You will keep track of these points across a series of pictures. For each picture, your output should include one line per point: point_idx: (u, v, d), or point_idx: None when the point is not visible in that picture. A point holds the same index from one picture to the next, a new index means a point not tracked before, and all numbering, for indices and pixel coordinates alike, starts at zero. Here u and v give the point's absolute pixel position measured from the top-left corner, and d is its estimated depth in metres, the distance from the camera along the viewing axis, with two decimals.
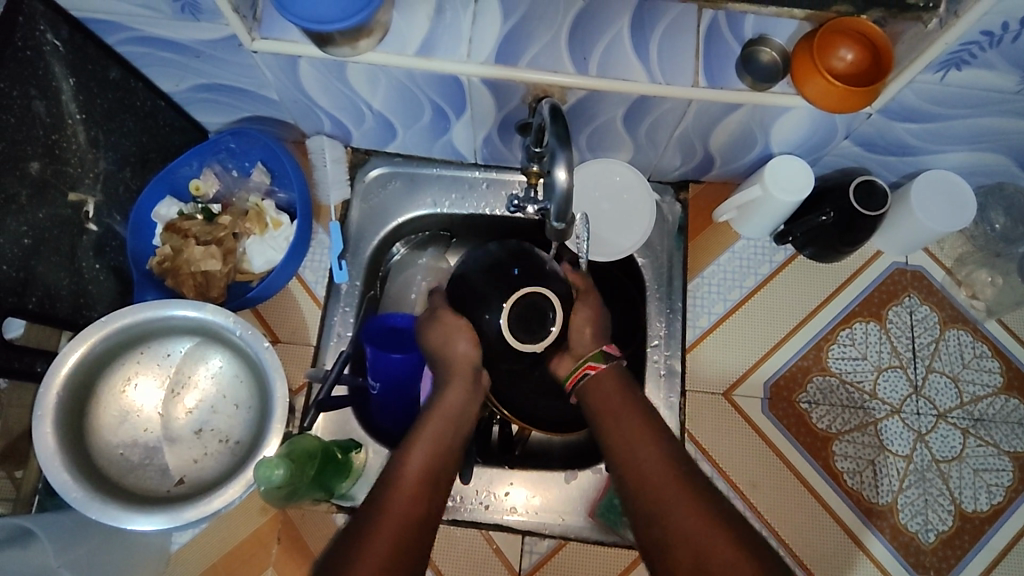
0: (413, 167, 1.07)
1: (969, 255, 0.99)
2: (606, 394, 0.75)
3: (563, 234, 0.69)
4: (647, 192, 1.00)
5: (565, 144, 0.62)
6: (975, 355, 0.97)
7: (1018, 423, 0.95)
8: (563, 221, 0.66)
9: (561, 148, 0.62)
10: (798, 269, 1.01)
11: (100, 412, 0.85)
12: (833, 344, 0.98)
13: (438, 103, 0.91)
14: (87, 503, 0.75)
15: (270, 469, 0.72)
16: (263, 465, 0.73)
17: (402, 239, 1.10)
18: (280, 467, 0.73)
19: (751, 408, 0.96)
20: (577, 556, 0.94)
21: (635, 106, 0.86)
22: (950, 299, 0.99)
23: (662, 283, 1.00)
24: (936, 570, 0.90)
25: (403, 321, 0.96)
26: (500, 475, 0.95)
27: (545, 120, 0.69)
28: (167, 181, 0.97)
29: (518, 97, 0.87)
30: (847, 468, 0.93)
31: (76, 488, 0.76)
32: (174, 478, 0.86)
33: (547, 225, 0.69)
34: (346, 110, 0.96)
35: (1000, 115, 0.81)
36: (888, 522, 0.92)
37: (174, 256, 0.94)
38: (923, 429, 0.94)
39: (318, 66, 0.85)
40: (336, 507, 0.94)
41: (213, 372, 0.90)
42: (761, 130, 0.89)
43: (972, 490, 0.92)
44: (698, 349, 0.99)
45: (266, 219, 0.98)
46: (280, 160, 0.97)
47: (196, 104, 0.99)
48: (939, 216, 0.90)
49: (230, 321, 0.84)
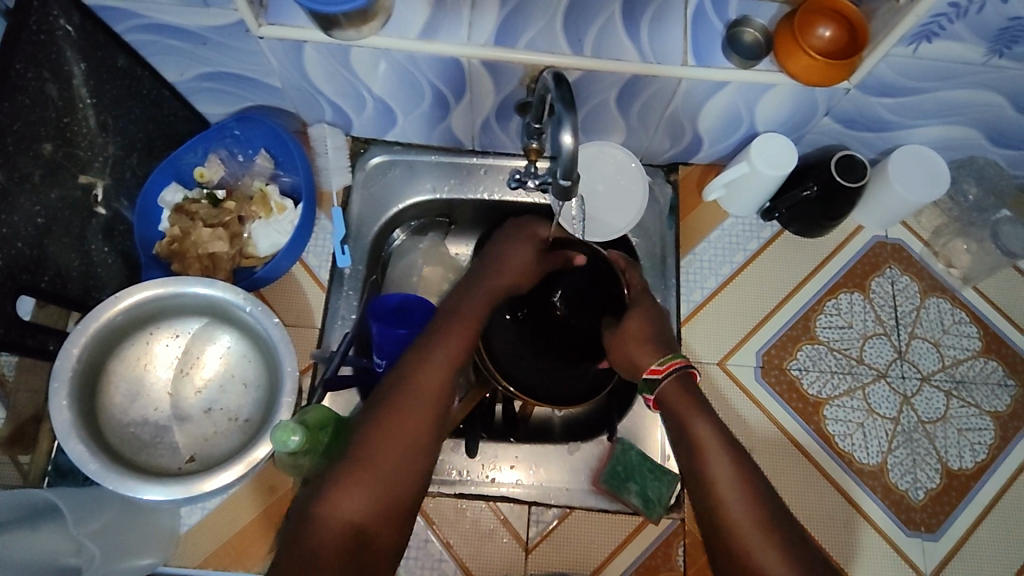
0: (412, 154, 1.11)
1: (945, 227, 1.05)
2: (673, 402, 0.79)
3: (565, 200, 0.72)
4: (639, 173, 1.04)
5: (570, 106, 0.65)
6: (954, 321, 1.02)
7: (998, 383, 0.99)
8: (569, 180, 0.68)
9: (566, 111, 0.66)
10: (784, 245, 1.06)
11: (110, 391, 0.86)
12: (821, 314, 1.02)
13: (438, 88, 0.95)
14: (104, 475, 0.76)
15: (286, 435, 0.74)
16: (279, 430, 0.75)
17: (402, 225, 1.13)
18: (296, 433, 0.75)
19: (745, 377, 1.00)
20: (582, 525, 0.95)
21: (628, 87, 0.90)
22: (928, 269, 1.04)
23: (655, 262, 1.05)
24: (927, 526, 0.94)
25: (409, 300, 0.98)
26: (504, 448, 0.99)
27: (547, 89, 0.72)
28: (172, 167, 0.99)
29: (515, 79, 0.90)
30: (838, 431, 0.97)
31: (92, 460, 0.77)
32: (185, 455, 0.87)
33: (551, 189, 0.71)
34: (347, 97, 1.00)
35: (968, 88, 0.86)
36: (879, 481, 0.95)
37: (183, 237, 0.96)
38: (908, 392, 0.99)
39: (323, 51, 0.88)
40: None
41: (221, 352, 0.92)
42: (747, 109, 0.93)
43: (957, 449, 0.97)
44: (693, 323, 1.02)
45: (270, 203, 1.00)
46: (284, 145, 0.99)
47: (200, 93, 1.01)
48: (916, 188, 0.95)
49: (240, 298, 0.86)
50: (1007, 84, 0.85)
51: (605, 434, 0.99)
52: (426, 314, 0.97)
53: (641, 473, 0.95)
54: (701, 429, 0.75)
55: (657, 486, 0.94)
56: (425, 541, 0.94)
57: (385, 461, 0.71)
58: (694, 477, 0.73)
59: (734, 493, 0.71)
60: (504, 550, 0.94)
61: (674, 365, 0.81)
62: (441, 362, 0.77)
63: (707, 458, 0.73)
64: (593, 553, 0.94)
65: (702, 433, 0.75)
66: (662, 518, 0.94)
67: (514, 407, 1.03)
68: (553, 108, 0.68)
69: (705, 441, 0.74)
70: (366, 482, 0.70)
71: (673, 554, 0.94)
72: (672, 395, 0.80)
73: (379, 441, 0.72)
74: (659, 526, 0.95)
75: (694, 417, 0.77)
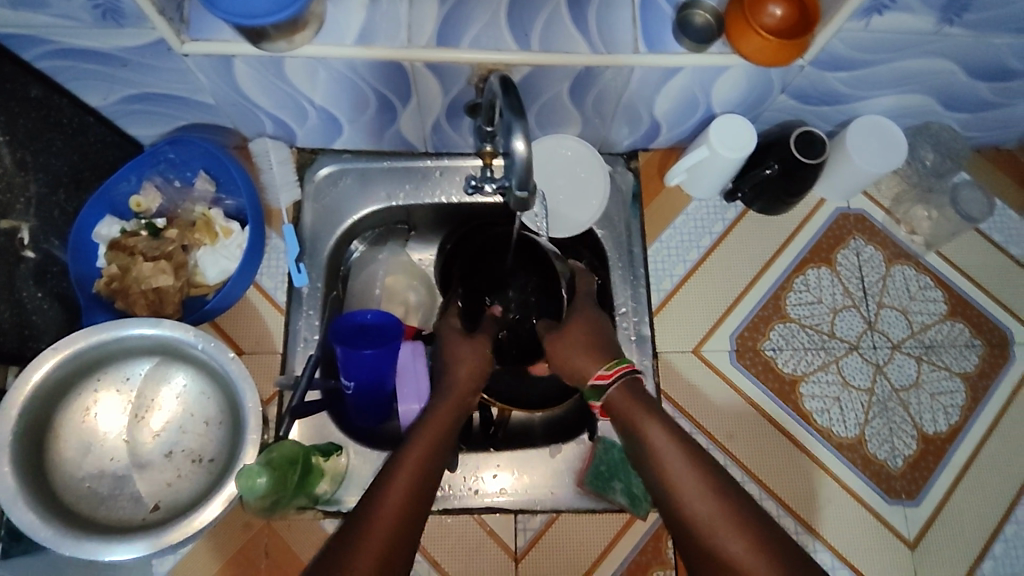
0: (363, 162, 1.06)
1: (905, 194, 1.05)
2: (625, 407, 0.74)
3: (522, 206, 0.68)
4: (598, 162, 1.00)
5: (522, 114, 0.61)
6: (920, 288, 1.02)
7: (965, 345, 1.00)
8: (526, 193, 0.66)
9: (517, 118, 0.62)
10: (749, 225, 1.05)
11: (60, 447, 0.81)
12: (790, 292, 1.02)
13: (382, 93, 0.90)
14: (60, 539, 0.72)
15: (251, 479, 0.70)
16: (241, 476, 0.71)
17: (359, 236, 1.08)
18: (261, 475, 0.71)
19: (719, 362, 0.99)
20: (570, 527, 0.94)
21: (580, 79, 0.86)
22: (892, 237, 1.04)
23: (622, 252, 1.02)
24: (907, 493, 0.94)
25: (370, 317, 0.94)
26: (485, 458, 0.96)
27: (496, 94, 0.68)
28: (105, 199, 0.93)
29: (462, 79, 0.86)
30: (815, 407, 0.97)
31: (45, 526, 0.72)
32: (149, 504, 0.83)
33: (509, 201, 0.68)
34: (287, 109, 0.94)
35: (921, 57, 0.85)
36: (859, 453, 0.95)
37: (123, 274, 0.90)
38: (881, 361, 0.99)
39: (254, 64, 0.82)
40: (322, 513, 0.92)
41: (177, 392, 0.87)
42: (702, 92, 0.91)
43: (931, 413, 0.97)
44: (665, 312, 1.01)
45: (215, 228, 0.95)
46: (224, 167, 0.94)
47: (127, 117, 0.95)
48: (874, 158, 0.95)
49: (190, 335, 0.81)
50: (958, 50, 0.84)
51: (586, 432, 0.97)
52: (392, 330, 0.93)
53: (626, 469, 0.94)
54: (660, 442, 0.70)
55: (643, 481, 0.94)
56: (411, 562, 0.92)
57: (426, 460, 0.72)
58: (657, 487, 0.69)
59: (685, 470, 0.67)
60: (493, 561, 0.93)
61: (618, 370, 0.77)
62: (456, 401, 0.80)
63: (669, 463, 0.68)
64: (585, 555, 0.93)
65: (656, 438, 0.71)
66: (649, 512, 0.94)
67: (491, 413, 1.00)
68: (502, 115, 0.64)
69: (661, 440, 0.70)
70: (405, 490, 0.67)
71: (663, 547, 0.94)
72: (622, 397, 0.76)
73: (409, 461, 0.70)
74: (647, 520, 0.95)
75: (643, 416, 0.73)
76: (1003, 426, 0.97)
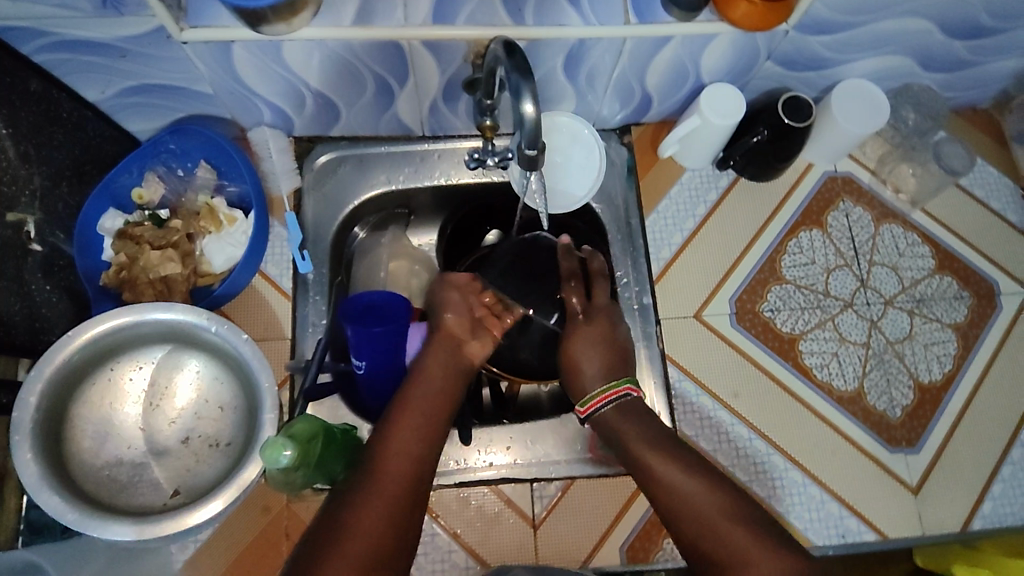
0: (360, 148, 1.07)
1: (889, 154, 1.09)
2: (616, 420, 0.83)
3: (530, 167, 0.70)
4: (594, 139, 1.03)
5: (529, 77, 0.63)
6: (909, 244, 1.06)
7: (955, 297, 1.04)
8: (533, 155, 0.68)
9: (523, 79, 0.64)
10: (742, 191, 1.08)
11: (77, 436, 0.81)
12: (785, 254, 1.05)
13: (380, 75, 0.91)
14: (86, 521, 0.72)
15: (277, 451, 0.71)
16: (269, 448, 0.72)
17: (361, 221, 1.10)
18: (287, 447, 0.72)
19: (720, 324, 1.01)
20: (586, 493, 0.95)
21: (573, 53, 0.89)
22: (879, 197, 1.08)
23: (620, 224, 1.05)
24: (907, 440, 0.97)
25: (379, 297, 0.96)
26: (498, 432, 0.97)
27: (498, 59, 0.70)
28: (107, 192, 0.93)
29: (459, 56, 0.88)
30: (815, 363, 1.00)
31: (70, 509, 0.72)
32: (169, 490, 0.83)
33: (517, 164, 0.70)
34: (285, 95, 0.95)
35: (899, 17, 0.88)
36: (859, 405, 0.98)
37: (131, 264, 0.91)
38: (875, 317, 1.02)
39: (252, 49, 0.83)
40: None
41: (190, 378, 0.87)
42: (692, 62, 0.94)
43: (926, 363, 1.01)
44: (666, 280, 1.03)
45: (219, 215, 0.96)
46: (226, 154, 0.95)
47: (124, 111, 0.95)
48: (858, 119, 0.98)
49: (203, 318, 0.81)
50: (934, 9, 0.87)
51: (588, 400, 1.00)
52: (402, 311, 0.95)
53: None
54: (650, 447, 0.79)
55: None
56: (432, 535, 0.93)
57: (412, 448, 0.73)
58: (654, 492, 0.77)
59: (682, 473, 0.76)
60: (512, 530, 0.93)
61: (617, 392, 0.84)
62: (438, 370, 0.83)
63: (658, 474, 0.77)
64: (602, 518, 0.94)
65: (636, 450, 0.79)
66: None
67: (501, 389, 1.05)
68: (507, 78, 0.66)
69: (646, 455, 0.78)
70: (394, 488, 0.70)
71: None
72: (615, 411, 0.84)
73: (397, 455, 0.72)
74: None
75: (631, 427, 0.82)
76: (994, 372, 1.01)
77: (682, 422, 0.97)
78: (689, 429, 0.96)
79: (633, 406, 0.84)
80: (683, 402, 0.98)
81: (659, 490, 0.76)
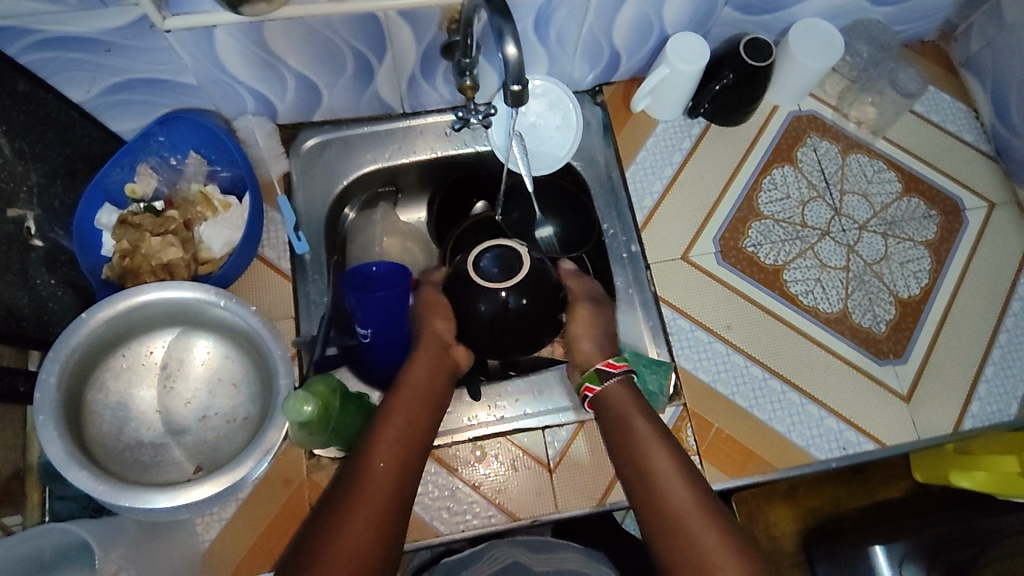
0: (344, 130, 1.10)
1: (847, 90, 1.15)
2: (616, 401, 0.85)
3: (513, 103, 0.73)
4: (568, 99, 1.08)
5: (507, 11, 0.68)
6: (875, 171, 1.12)
7: (923, 216, 1.10)
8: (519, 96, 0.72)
9: (505, 21, 0.68)
10: (714, 137, 1.13)
11: (96, 421, 0.83)
12: (760, 192, 1.10)
13: (359, 50, 0.95)
14: (116, 493, 0.74)
15: (299, 404, 0.74)
16: (291, 401, 0.75)
17: (350, 202, 1.13)
18: (309, 400, 0.75)
19: (708, 263, 1.06)
20: (597, 434, 0.98)
21: (542, 12, 0.93)
22: (842, 130, 1.14)
23: (602, 182, 1.11)
24: (894, 352, 1.02)
25: (379, 267, 1.02)
26: (507, 386, 1.00)
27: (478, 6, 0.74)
28: (101, 188, 0.96)
29: (433, 24, 0.91)
30: (800, 290, 1.05)
31: (100, 482, 0.74)
32: (191, 466, 0.85)
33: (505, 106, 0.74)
34: (267, 80, 0.98)
35: None
36: (845, 325, 1.03)
37: (133, 250, 0.93)
38: (851, 241, 1.08)
39: (234, 33, 0.86)
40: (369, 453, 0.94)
41: (202, 358, 0.89)
42: (655, 14, 0.98)
43: (904, 280, 1.06)
44: (652, 227, 1.07)
45: (214, 202, 0.99)
46: (217, 140, 0.99)
47: (109, 111, 0.96)
48: (816, 55, 1.03)
49: (210, 294, 0.83)
50: None
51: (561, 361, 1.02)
52: (399, 277, 1.02)
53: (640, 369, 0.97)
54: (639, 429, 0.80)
55: (656, 378, 0.97)
56: (453, 490, 0.95)
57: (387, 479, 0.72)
58: (632, 470, 0.78)
59: (667, 463, 0.76)
60: (529, 477, 0.96)
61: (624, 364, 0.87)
62: (422, 380, 0.84)
63: (644, 450, 0.78)
64: None
65: (640, 431, 0.80)
66: (667, 406, 0.97)
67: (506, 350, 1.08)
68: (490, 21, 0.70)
69: (638, 441, 0.79)
70: (353, 532, 0.66)
71: (685, 438, 0.96)
72: (614, 389, 0.86)
73: (379, 468, 0.72)
74: (666, 415, 0.97)
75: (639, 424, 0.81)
76: (968, 280, 1.06)
77: (679, 355, 1.00)
78: (688, 362, 1.00)
79: (624, 386, 0.86)
80: (679, 339, 1.01)
81: (640, 463, 0.77)
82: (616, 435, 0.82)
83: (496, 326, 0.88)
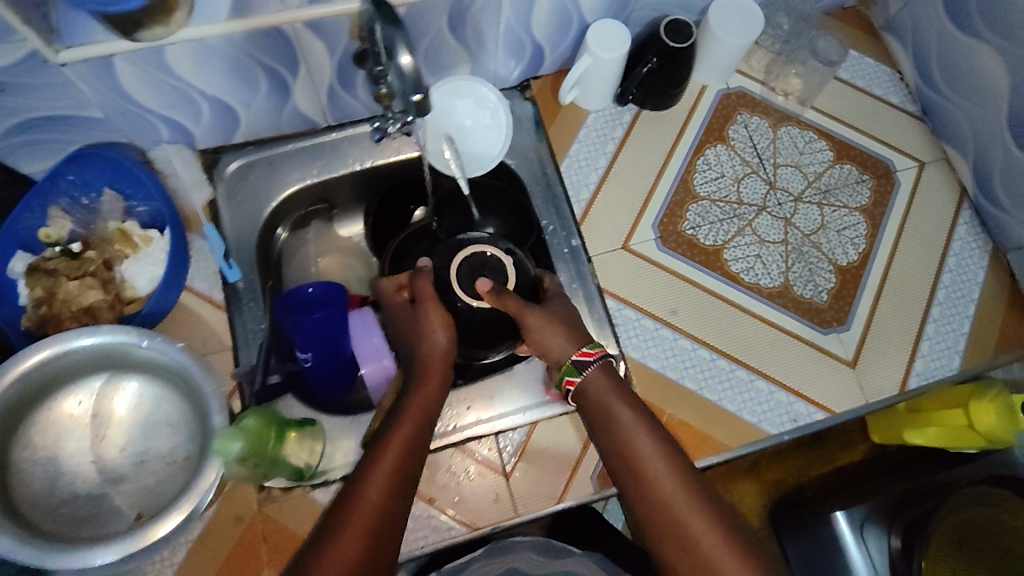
0: (268, 149, 1.07)
1: (773, 63, 1.16)
2: (595, 389, 0.83)
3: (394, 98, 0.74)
4: (496, 98, 1.06)
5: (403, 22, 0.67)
6: (806, 142, 1.12)
7: (856, 182, 1.11)
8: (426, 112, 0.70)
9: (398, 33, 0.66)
10: (646, 122, 1.12)
11: (25, 478, 0.80)
12: (695, 173, 1.09)
13: (271, 67, 0.91)
14: (44, 554, 0.72)
15: (227, 443, 0.74)
16: (219, 440, 0.75)
17: (283, 222, 1.10)
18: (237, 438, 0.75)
19: (649, 250, 1.05)
20: (552, 434, 0.97)
21: (457, 11, 0.90)
22: (772, 104, 1.14)
23: (539, 177, 1.09)
24: (838, 320, 1.03)
25: (315, 288, 1.00)
26: (458, 395, 0.99)
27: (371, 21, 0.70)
28: (12, 234, 0.92)
29: (344, 33, 0.89)
30: (741, 268, 1.05)
31: (23, 545, 0.72)
32: (131, 515, 0.82)
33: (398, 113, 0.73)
34: (179, 106, 0.94)
35: None
36: (788, 298, 1.03)
37: (49, 297, 0.92)
38: (788, 214, 1.08)
39: (134, 60, 0.82)
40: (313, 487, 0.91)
41: (133, 401, 0.86)
42: (572, 3, 0.96)
43: (841, 247, 1.07)
44: (591, 218, 1.06)
45: (134, 238, 0.96)
46: (131, 174, 0.95)
47: (13, 153, 0.92)
48: (738, 31, 1.02)
49: (132, 336, 0.80)
50: None
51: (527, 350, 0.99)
52: (338, 295, 0.99)
53: None
54: (624, 418, 0.79)
55: None
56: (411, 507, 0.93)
57: (376, 495, 0.71)
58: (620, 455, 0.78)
59: (655, 447, 0.77)
60: (488, 484, 0.95)
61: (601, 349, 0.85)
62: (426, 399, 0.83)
63: (628, 438, 0.78)
64: (570, 454, 0.96)
65: (624, 425, 0.79)
66: None
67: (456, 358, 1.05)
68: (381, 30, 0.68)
69: (625, 427, 0.78)
70: (337, 553, 0.66)
71: None
72: (599, 385, 0.83)
73: (372, 481, 0.73)
74: None
75: (620, 408, 0.80)
76: (904, 241, 1.08)
77: (627, 345, 1.00)
78: (636, 352, 0.99)
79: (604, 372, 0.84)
80: (625, 329, 1.00)
81: (628, 452, 0.77)
82: (598, 431, 0.81)
83: (473, 321, 0.93)
